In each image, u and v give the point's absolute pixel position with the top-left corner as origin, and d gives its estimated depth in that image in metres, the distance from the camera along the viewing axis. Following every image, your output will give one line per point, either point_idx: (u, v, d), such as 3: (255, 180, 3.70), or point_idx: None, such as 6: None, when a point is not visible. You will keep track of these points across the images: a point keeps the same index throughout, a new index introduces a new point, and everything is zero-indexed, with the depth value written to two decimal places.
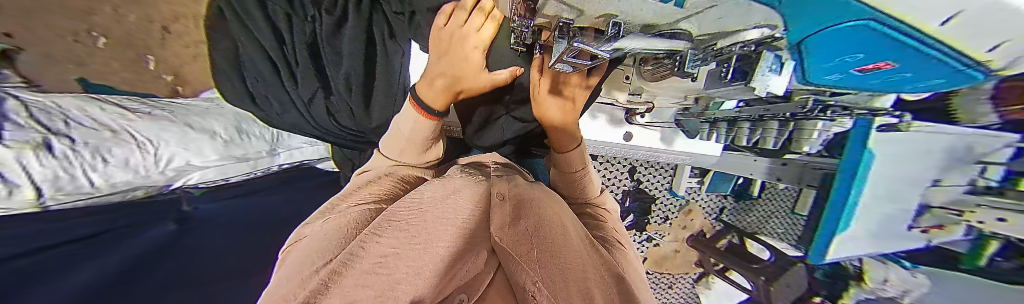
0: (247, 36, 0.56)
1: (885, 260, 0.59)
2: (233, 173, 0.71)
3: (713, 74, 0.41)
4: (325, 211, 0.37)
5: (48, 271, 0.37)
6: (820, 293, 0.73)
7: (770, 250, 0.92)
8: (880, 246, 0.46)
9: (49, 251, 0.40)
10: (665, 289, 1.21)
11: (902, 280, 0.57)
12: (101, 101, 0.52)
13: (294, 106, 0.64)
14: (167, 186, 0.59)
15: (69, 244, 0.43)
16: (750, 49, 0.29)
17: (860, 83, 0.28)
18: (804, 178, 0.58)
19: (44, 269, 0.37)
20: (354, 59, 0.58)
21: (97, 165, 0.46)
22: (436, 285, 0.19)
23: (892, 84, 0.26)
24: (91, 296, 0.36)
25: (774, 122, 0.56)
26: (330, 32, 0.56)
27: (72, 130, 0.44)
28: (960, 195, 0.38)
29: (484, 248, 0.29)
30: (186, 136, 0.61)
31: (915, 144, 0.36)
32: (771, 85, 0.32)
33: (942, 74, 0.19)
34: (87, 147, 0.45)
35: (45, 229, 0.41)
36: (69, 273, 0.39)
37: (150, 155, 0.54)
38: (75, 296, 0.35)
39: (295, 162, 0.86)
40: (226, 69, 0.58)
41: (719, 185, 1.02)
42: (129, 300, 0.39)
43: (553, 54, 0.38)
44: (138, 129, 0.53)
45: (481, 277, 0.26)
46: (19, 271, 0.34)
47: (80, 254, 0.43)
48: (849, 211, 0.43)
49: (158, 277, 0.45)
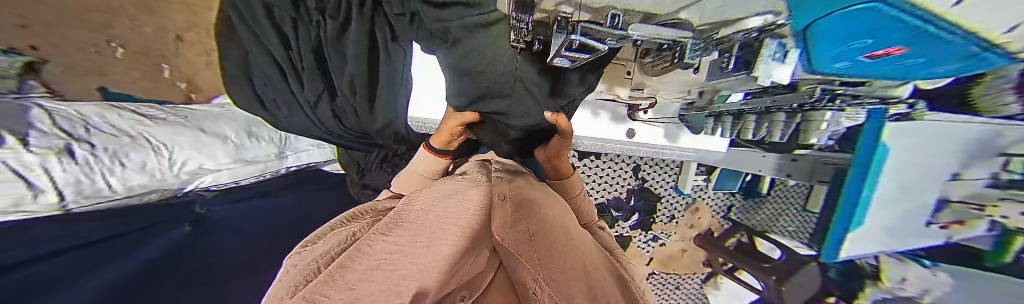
0: (256, 43, 0.58)
1: (903, 257, 0.53)
2: (244, 176, 0.65)
3: (715, 65, 0.41)
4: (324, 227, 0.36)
5: (83, 268, 0.39)
6: (835, 293, 0.67)
7: (782, 249, 0.90)
8: (892, 244, 0.45)
9: (91, 246, 0.42)
10: (672, 290, 1.19)
11: (917, 279, 0.50)
12: (119, 108, 0.50)
13: (302, 110, 0.64)
14: (181, 189, 0.55)
15: (114, 239, 0.45)
16: (753, 36, 0.30)
17: (870, 70, 0.27)
18: (816, 173, 0.59)
19: (80, 266, 0.39)
20: (359, 61, 0.60)
21: (115, 169, 0.42)
22: (442, 278, 0.23)
23: (908, 70, 0.25)
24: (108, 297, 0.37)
25: (781, 115, 0.53)
26: (335, 33, 0.57)
27: (92, 136, 0.41)
28: (981, 189, 0.35)
29: (486, 248, 0.30)
30: (198, 140, 0.55)
31: (930, 133, 0.36)
32: (775, 74, 0.32)
33: (956, 57, 0.18)
34: (106, 152, 0.41)
35: (102, 224, 0.44)
36: (98, 269, 0.41)
37: (166, 159, 0.49)
38: (99, 297, 0.36)
39: (301, 164, 0.81)
40: (236, 73, 0.59)
41: (726, 183, 1.01)
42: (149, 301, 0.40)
43: (550, 48, 0.37)
44: (155, 134, 0.49)
45: (482, 276, 0.27)
46: (59, 267, 0.36)
47: (115, 247, 0.44)
48: (863, 207, 0.42)
49: (174, 277, 0.46)
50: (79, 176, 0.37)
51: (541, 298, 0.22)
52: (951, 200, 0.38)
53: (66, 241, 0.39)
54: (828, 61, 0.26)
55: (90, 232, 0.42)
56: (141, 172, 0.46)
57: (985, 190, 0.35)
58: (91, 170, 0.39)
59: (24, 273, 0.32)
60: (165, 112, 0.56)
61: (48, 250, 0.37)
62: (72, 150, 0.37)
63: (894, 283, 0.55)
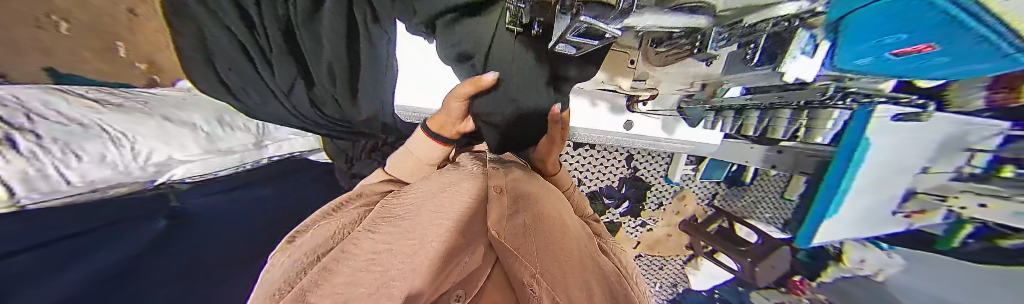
0: (215, 21, 0.49)
1: (866, 242, 0.69)
2: (220, 167, 0.60)
3: (736, 57, 0.46)
4: (314, 218, 0.36)
5: (100, 243, 0.40)
6: (800, 273, 0.84)
7: (758, 233, 0.99)
8: (858, 227, 0.58)
9: (99, 228, 0.41)
10: (656, 270, 1.27)
11: (874, 261, 0.67)
12: (65, 92, 0.43)
13: (275, 97, 0.58)
14: (149, 182, 0.49)
15: (112, 226, 0.43)
16: (787, 26, 0.29)
17: (858, 47, 0.26)
18: (800, 164, 0.63)
19: (95, 243, 0.39)
20: (336, 46, 0.55)
21: (70, 162, 0.37)
22: (432, 279, 0.20)
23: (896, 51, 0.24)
24: (103, 278, 0.35)
25: (786, 111, 0.57)
26: (306, 14, 0.51)
27: (34, 124, 0.35)
28: (947, 180, 0.47)
29: (483, 243, 0.29)
30: (165, 131, 0.51)
31: (909, 137, 0.45)
32: (799, 71, 0.34)
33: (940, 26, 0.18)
34: (55, 142, 0.36)
35: None
36: (104, 251, 0.39)
37: (127, 150, 0.44)
38: (103, 273, 0.35)
39: (285, 154, 0.76)
40: (193, 57, 0.50)
41: (714, 172, 1.05)
42: (150, 280, 0.39)
43: (556, 29, 0.37)
44: (110, 122, 0.44)
45: (480, 269, 0.25)
46: (70, 247, 0.36)
47: (108, 234, 0.41)
48: (841, 193, 0.51)
49: (166, 261, 0.43)
50: (27, 169, 0.32)
51: (542, 295, 0.20)
52: (920, 192, 0.52)
53: (62, 228, 0.37)
54: (857, 46, 0.26)
55: (89, 215, 0.40)
56: (100, 165, 0.40)
57: (952, 184, 0.47)
58: (39, 162, 0.33)
59: (22, 256, 0.30)
60: (120, 98, 0.50)
61: (68, 232, 0.37)
62: (12, 140, 0.31)
63: (853, 263, 0.71)
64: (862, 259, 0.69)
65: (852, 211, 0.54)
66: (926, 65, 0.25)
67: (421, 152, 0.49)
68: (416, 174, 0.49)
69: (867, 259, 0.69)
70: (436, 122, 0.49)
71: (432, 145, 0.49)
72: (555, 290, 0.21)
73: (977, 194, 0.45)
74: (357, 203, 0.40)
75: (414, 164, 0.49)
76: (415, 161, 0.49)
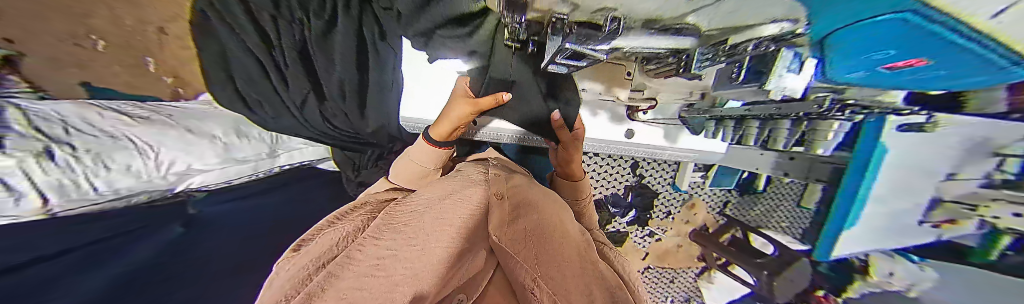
0: (233, 38, 0.52)
1: (894, 254, 0.57)
2: (235, 175, 0.64)
3: (723, 75, 0.44)
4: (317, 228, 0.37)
5: (102, 253, 0.40)
6: (824, 286, 0.71)
7: (774, 244, 0.93)
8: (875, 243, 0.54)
9: (109, 238, 0.42)
10: (667, 283, 1.21)
11: (905, 273, 0.55)
12: (101, 108, 0.45)
13: (288, 110, 0.61)
14: (171, 190, 0.53)
15: (121, 236, 0.45)
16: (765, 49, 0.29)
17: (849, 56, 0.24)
18: (813, 172, 0.60)
19: (96, 255, 0.39)
20: (348, 66, 0.58)
21: (100, 172, 0.40)
22: (437, 283, 0.21)
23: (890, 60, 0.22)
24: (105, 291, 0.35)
25: (785, 122, 0.53)
26: (319, 34, 0.54)
27: (73, 136, 0.38)
28: (975, 187, 0.39)
29: (483, 248, 0.31)
30: (185, 140, 0.52)
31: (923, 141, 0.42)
32: (783, 89, 0.31)
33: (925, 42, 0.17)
34: (90, 154, 0.39)
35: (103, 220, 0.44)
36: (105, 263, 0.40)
37: (152, 160, 0.47)
38: (98, 287, 0.35)
39: (297, 163, 0.78)
40: (215, 73, 0.53)
41: (723, 180, 1.02)
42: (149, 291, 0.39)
43: (546, 53, 0.40)
44: (140, 135, 0.46)
45: (479, 276, 0.28)
46: (66, 263, 0.36)
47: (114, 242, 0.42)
48: (857, 205, 0.48)
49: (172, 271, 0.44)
50: (62, 180, 0.36)
51: (540, 297, 0.21)
52: (946, 200, 0.44)
53: (66, 238, 0.38)
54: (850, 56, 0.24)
55: (88, 230, 0.41)
56: (127, 175, 0.44)
57: (982, 191, 0.39)
58: (72, 173, 0.36)
59: (25, 268, 0.30)
60: (146, 110, 0.52)
61: (74, 242, 0.38)
62: (52, 154, 0.34)
63: (882, 277, 0.59)
64: (892, 272, 0.57)
65: (869, 225, 0.51)
66: (934, 75, 0.22)
67: (423, 159, 0.50)
68: (414, 183, 0.51)
69: (897, 271, 0.57)
70: (443, 131, 0.50)
71: (434, 152, 0.51)
72: (554, 293, 0.22)
73: (1011, 203, 0.37)
74: (362, 210, 0.41)
75: (415, 170, 0.50)
76: (418, 166, 0.51)
